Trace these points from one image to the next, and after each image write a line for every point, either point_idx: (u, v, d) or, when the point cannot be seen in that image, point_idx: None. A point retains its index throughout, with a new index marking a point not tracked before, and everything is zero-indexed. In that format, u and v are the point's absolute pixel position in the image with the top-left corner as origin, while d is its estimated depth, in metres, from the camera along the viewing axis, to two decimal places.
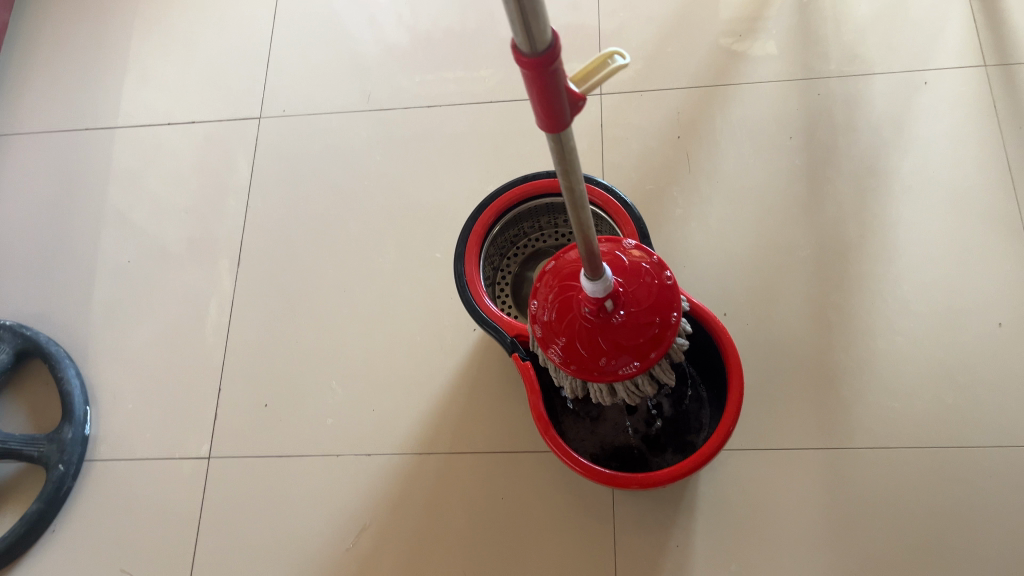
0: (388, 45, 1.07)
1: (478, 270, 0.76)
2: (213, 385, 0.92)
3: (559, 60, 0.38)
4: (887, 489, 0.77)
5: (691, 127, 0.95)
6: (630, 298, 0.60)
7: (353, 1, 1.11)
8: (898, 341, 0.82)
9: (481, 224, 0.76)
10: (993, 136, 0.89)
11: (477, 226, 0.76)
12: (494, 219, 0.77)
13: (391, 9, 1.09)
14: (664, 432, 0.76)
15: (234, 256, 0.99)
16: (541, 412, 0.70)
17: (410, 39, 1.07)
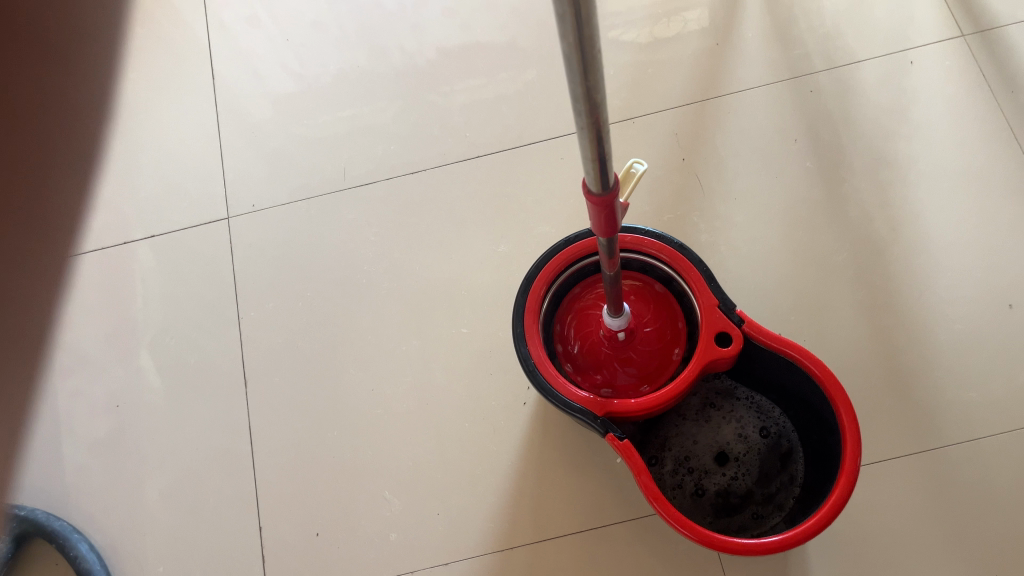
0: (349, 115, 0.99)
1: (543, 348, 0.70)
2: (249, 524, 0.83)
3: (619, 195, 0.45)
4: (986, 483, 0.76)
5: (694, 147, 0.92)
6: (642, 322, 0.71)
7: (297, 70, 1.02)
8: (958, 328, 0.81)
9: (534, 297, 0.71)
10: (990, 106, 0.89)
11: (529, 301, 0.71)
12: (546, 289, 0.71)
13: (342, 73, 1.01)
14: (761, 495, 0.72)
15: (236, 376, 0.89)
16: (655, 489, 0.64)
17: (371, 104, 0.99)
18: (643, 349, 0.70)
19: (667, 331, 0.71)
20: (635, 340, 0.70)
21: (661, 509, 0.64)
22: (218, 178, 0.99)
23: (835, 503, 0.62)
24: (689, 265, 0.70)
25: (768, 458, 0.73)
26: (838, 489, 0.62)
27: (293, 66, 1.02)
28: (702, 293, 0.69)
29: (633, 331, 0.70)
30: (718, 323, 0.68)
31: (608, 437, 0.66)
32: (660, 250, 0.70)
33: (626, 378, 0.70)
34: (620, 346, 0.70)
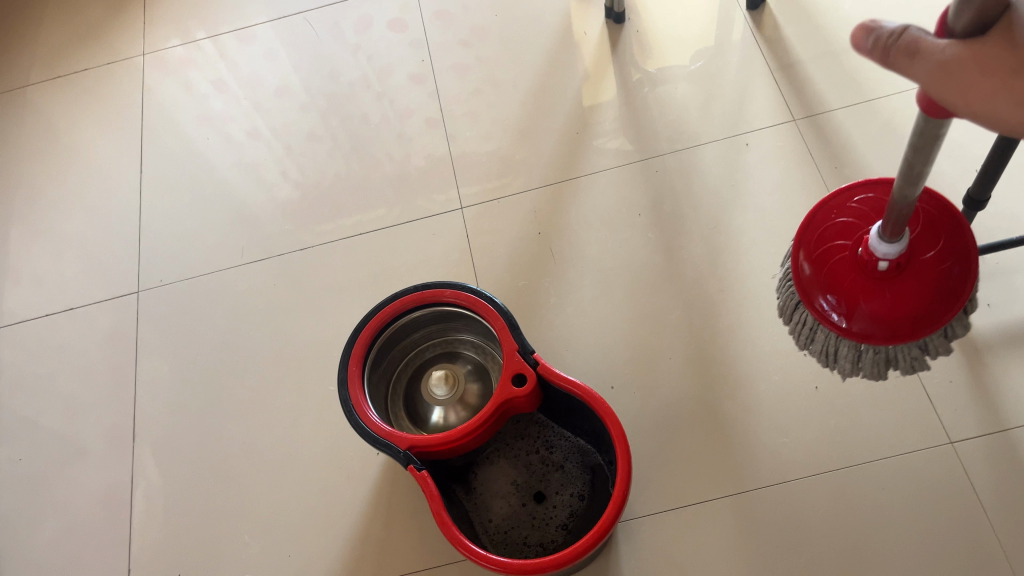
0: (275, 202, 1.11)
1: (363, 391, 0.77)
2: (123, 564, 0.91)
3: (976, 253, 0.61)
4: (794, 520, 0.80)
5: (550, 221, 1.02)
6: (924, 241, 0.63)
7: (237, 165, 1.15)
8: (776, 379, 0.87)
9: (360, 344, 0.79)
10: (816, 180, 0.98)
11: (356, 349, 0.79)
12: (371, 337, 0.80)
13: (275, 167, 1.14)
14: (562, 540, 0.79)
15: (130, 437, 0.98)
16: (444, 516, 0.70)
17: (297, 193, 1.11)
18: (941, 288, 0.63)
19: (949, 235, 0.62)
20: (909, 264, 0.62)
21: (450, 532, 0.69)
22: (135, 256, 1.11)
23: (602, 525, 0.68)
24: (497, 314, 0.78)
25: (580, 512, 0.80)
26: (607, 515, 0.68)
27: (241, 162, 1.15)
28: (504, 339, 0.77)
29: (905, 258, 0.62)
30: (516, 364, 0.76)
31: (408, 467, 0.73)
32: (470, 301, 0.79)
33: (924, 321, 0.61)
34: (878, 281, 0.62)
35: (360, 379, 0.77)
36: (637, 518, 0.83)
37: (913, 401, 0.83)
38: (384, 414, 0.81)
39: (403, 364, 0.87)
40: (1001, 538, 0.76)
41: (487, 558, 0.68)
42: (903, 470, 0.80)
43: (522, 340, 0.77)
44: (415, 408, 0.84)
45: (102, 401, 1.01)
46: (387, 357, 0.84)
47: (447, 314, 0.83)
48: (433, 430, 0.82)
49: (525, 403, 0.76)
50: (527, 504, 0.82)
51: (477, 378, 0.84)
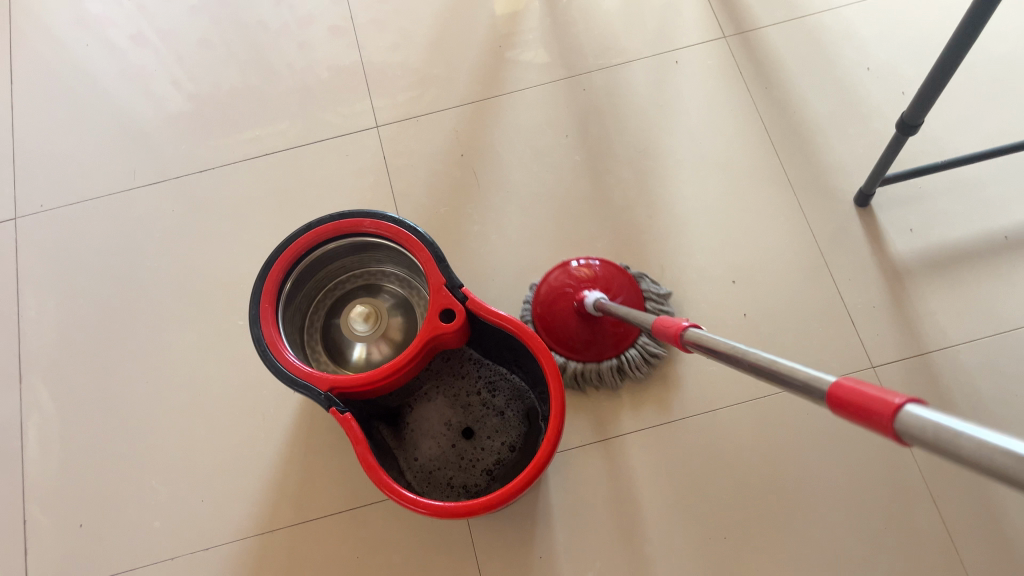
0: (167, 115, 1.01)
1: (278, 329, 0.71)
2: (16, 517, 0.83)
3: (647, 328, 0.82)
4: (720, 448, 0.81)
5: (472, 142, 0.96)
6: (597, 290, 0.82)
7: (121, 73, 1.04)
8: (704, 307, 0.86)
9: (272, 280, 0.73)
10: (745, 101, 0.95)
11: (268, 284, 0.72)
12: (285, 273, 0.73)
13: (166, 75, 1.03)
14: (494, 477, 0.78)
15: (16, 378, 0.89)
16: (370, 461, 0.67)
17: (192, 104, 1.01)
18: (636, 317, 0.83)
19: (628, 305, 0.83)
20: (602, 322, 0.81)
21: (377, 477, 0.66)
22: (8, 179, 0.99)
23: (537, 464, 0.66)
24: (422, 246, 0.73)
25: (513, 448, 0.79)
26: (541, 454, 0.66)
27: (125, 71, 1.04)
28: (430, 272, 0.72)
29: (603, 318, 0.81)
30: (444, 298, 0.71)
31: (331, 411, 0.68)
32: (393, 231, 0.73)
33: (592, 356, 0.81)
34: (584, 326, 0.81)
35: (274, 319, 0.71)
36: (567, 450, 0.81)
37: (837, 327, 0.84)
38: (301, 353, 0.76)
39: (318, 301, 0.82)
40: (916, 459, 0.79)
41: (416, 502, 0.65)
42: None
43: (450, 273, 0.72)
44: (336, 345, 0.80)
45: None
46: (302, 293, 0.79)
47: (366, 246, 0.78)
48: (354, 369, 0.79)
49: (453, 339, 0.73)
50: (457, 443, 0.80)
51: (400, 314, 0.81)
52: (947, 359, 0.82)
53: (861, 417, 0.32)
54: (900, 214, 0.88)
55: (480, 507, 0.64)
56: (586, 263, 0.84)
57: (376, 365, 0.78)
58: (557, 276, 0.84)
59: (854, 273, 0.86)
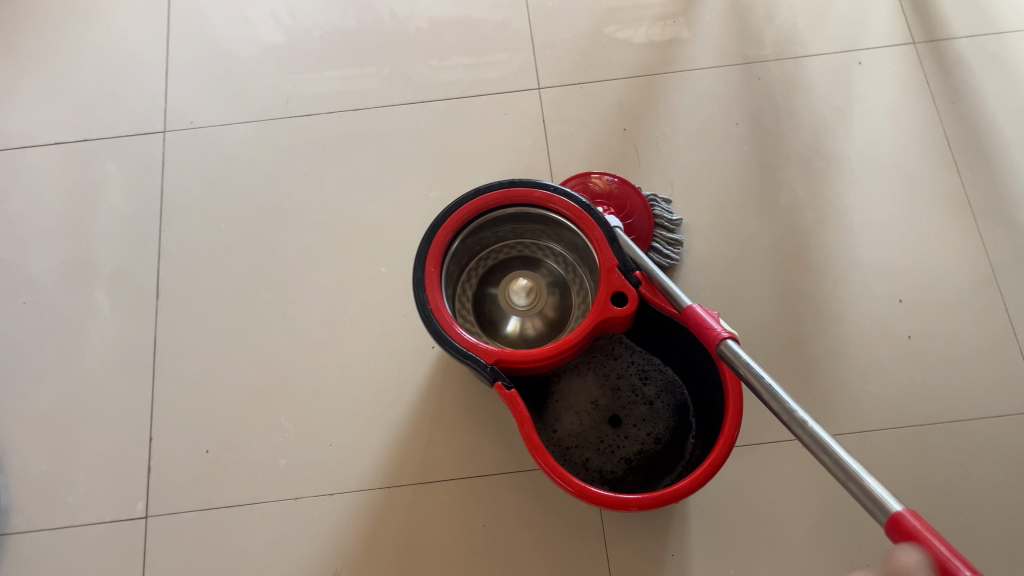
0: (323, 40, 0.99)
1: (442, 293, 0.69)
2: (141, 433, 0.82)
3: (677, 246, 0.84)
4: (871, 472, 0.77)
5: (636, 119, 0.92)
6: (609, 207, 0.82)
7: None
8: (866, 324, 0.82)
9: (439, 243, 0.70)
10: (930, 112, 0.90)
11: (433, 247, 0.70)
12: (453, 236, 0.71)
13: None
14: (640, 470, 0.74)
15: (155, 292, 0.88)
16: (535, 439, 0.64)
17: (347, 32, 0.99)
18: (636, 212, 0.82)
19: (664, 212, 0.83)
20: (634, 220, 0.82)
21: (539, 457, 0.63)
22: (160, 89, 0.98)
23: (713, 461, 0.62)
24: (595, 225, 0.71)
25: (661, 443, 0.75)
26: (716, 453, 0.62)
27: None
28: (604, 252, 0.69)
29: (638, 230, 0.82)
30: (617, 282, 0.69)
31: (496, 385, 0.65)
32: (567, 207, 0.71)
33: None
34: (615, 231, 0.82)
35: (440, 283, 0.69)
36: None
37: (1006, 365, 0.80)
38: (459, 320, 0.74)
39: (472, 266, 0.79)
40: None
41: (576, 484, 0.62)
42: (988, 434, 0.77)
43: (622, 253, 0.70)
44: (487, 316, 0.78)
45: (122, 250, 0.90)
46: (462, 260, 0.76)
47: (534, 218, 0.75)
48: (506, 342, 0.76)
49: (619, 325, 0.70)
50: (602, 429, 0.76)
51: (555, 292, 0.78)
52: None
53: (923, 560, 0.39)
54: None
55: (653, 500, 0.60)
56: (604, 176, 0.83)
57: (529, 340, 0.76)
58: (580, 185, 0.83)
59: None
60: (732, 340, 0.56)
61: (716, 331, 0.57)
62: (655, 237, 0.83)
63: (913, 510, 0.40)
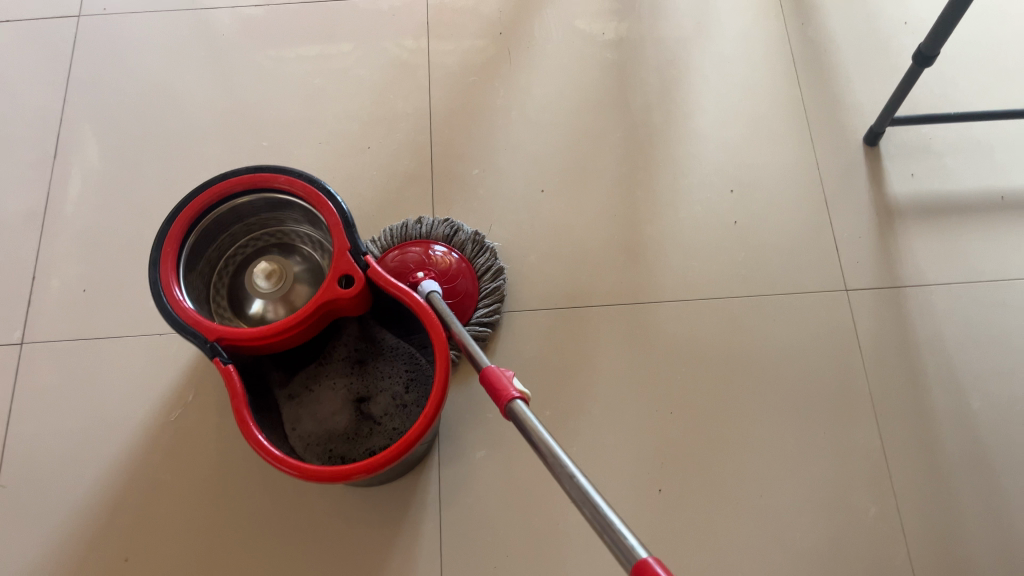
0: None
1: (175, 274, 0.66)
2: (26, 272, 0.89)
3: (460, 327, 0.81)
4: (685, 335, 0.83)
5: (513, 25, 1.00)
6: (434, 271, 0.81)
7: None
8: (697, 210, 0.89)
9: (178, 224, 0.67)
10: (779, 32, 0.98)
11: (171, 229, 0.67)
12: (193, 217, 0.68)
13: None
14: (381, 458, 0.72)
15: (51, 152, 0.95)
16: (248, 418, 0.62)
17: None
18: (460, 274, 0.82)
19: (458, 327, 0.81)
20: None
21: (251, 438, 0.61)
22: None
23: (411, 438, 0.60)
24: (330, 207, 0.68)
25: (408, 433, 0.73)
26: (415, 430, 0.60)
27: None
28: (335, 235, 0.67)
29: None
30: (345, 264, 0.66)
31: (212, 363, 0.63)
32: (303, 188, 0.68)
33: None
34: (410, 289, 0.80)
35: (176, 266, 0.66)
36: (541, 308, 0.85)
37: (820, 250, 0.87)
38: (200, 303, 0.70)
39: (230, 251, 0.75)
40: (870, 381, 0.81)
41: (290, 463, 0.60)
42: (795, 308, 0.84)
43: (354, 235, 0.67)
44: (238, 304, 0.74)
45: (27, 116, 0.97)
46: (212, 243, 0.72)
47: (282, 203, 0.72)
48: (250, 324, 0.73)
49: (351, 307, 0.68)
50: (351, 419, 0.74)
51: (309, 279, 0.74)
52: (919, 297, 0.85)
53: None
54: (902, 160, 0.91)
55: (351, 473, 0.59)
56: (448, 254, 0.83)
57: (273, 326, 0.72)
58: (396, 258, 0.82)
59: (848, 205, 0.89)
60: (521, 400, 0.54)
61: (507, 389, 0.54)
62: (480, 298, 0.82)
63: (657, 557, 0.40)
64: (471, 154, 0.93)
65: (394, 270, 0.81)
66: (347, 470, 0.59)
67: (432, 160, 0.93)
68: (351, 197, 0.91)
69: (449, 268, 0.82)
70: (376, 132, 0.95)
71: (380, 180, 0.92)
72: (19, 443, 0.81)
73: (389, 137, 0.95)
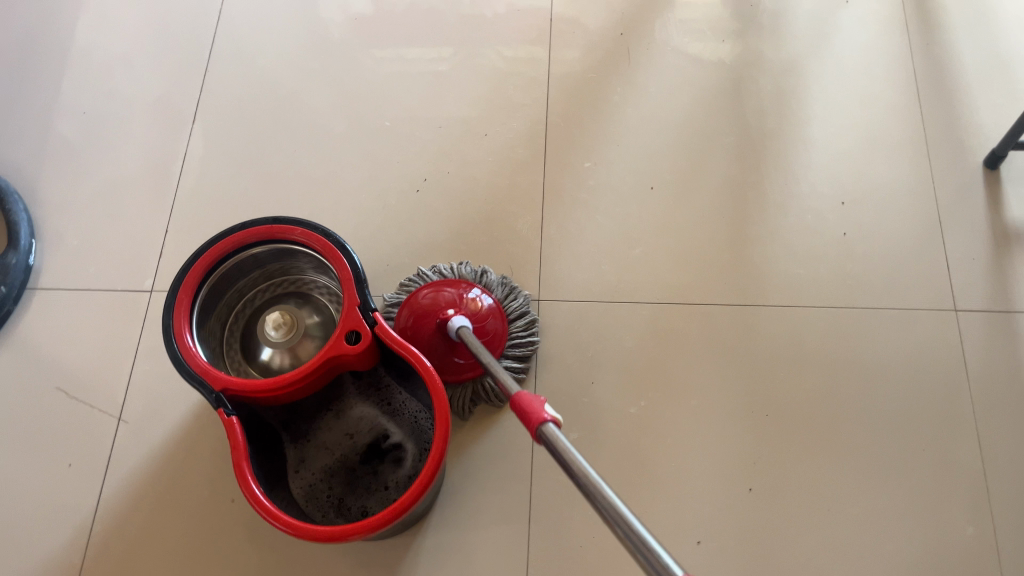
0: None
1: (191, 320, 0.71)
2: (159, 228, 0.95)
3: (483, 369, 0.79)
4: (786, 341, 0.84)
5: (633, 26, 1.02)
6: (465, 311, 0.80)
7: None
8: (806, 218, 0.89)
9: (195, 272, 0.73)
10: (902, 50, 0.98)
11: (189, 276, 0.72)
12: (208, 269, 0.74)
13: None
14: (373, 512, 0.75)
15: (191, 119, 1.02)
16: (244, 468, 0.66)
17: None
18: (489, 312, 0.81)
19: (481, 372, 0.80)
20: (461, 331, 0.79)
21: (246, 487, 0.64)
22: None
23: (402, 502, 0.63)
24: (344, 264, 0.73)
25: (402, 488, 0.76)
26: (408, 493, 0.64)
27: None
28: (347, 291, 0.72)
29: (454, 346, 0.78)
30: (354, 320, 0.71)
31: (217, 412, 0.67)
32: (321, 245, 0.74)
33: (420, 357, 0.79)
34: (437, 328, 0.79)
35: (189, 310, 0.71)
36: (644, 302, 0.86)
37: (931, 268, 0.86)
38: (213, 351, 0.75)
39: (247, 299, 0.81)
40: (975, 403, 0.80)
41: (280, 517, 0.63)
42: (901, 324, 0.84)
43: (362, 291, 0.72)
44: (250, 350, 0.79)
45: (172, 84, 1.05)
46: (229, 292, 0.78)
47: (299, 256, 0.78)
48: (258, 372, 0.78)
49: (357, 362, 0.72)
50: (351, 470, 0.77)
51: (321, 331, 0.79)
52: None
53: None
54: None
55: (341, 533, 0.62)
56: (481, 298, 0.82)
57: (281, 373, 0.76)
58: (429, 296, 0.81)
59: (963, 226, 0.88)
60: (552, 424, 0.51)
61: (538, 413, 0.52)
62: (508, 340, 0.82)
63: None
64: (585, 147, 0.95)
65: (423, 308, 0.80)
66: (336, 528, 0.63)
67: (546, 150, 0.96)
68: (465, 181, 0.95)
69: (481, 310, 0.81)
70: (494, 120, 0.98)
71: (495, 166, 0.95)
72: (141, 381, 0.86)
73: (507, 125, 0.98)
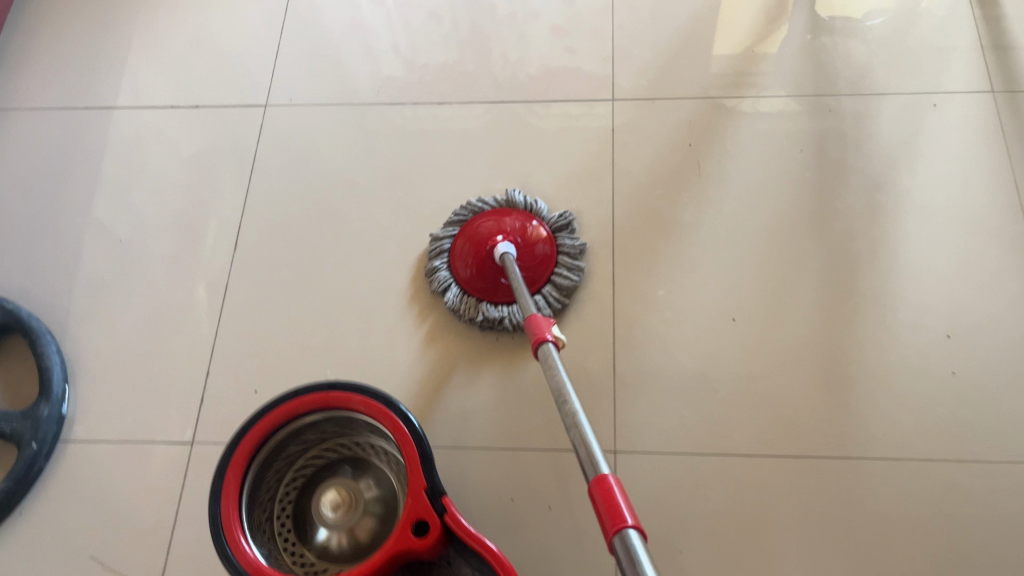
0: (419, 43, 1.07)
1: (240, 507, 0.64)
2: (199, 368, 0.89)
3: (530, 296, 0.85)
4: (896, 501, 0.75)
5: (703, 136, 0.95)
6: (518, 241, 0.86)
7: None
8: (909, 355, 0.81)
9: (242, 452, 0.66)
10: (1000, 160, 0.90)
11: (239, 454, 0.66)
12: (259, 444, 0.67)
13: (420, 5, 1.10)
14: None
15: (232, 244, 0.96)
16: None
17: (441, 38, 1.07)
18: (541, 239, 0.87)
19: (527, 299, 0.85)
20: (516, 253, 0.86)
21: None
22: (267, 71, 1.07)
23: None
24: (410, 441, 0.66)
25: None
26: None
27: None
28: (414, 473, 0.64)
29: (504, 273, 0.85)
30: (422, 510, 0.63)
31: None
32: (385, 417, 0.67)
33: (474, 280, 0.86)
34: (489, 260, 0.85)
35: (239, 497, 0.64)
36: (732, 454, 0.78)
37: None
38: (263, 535, 0.68)
39: (300, 467, 0.73)
40: None
41: None
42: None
43: (429, 471, 0.65)
44: (302, 528, 0.71)
45: (211, 205, 0.98)
46: (281, 463, 0.71)
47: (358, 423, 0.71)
48: (310, 556, 0.70)
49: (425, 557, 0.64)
50: None
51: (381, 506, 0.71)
52: None
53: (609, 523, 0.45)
54: None
55: None
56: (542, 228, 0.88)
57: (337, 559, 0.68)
58: (489, 224, 0.87)
59: None
60: (636, 532, 0.44)
61: (542, 333, 0.63)
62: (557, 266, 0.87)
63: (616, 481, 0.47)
64: (657, 274, 0.88)
65: (480, 234, 0.87)
66: None
67: (614, 276, 0.88)
68: None
69: (536, 237, 0.87)
70: None
71: None
72: (182, 549, 0.79)
73: None
